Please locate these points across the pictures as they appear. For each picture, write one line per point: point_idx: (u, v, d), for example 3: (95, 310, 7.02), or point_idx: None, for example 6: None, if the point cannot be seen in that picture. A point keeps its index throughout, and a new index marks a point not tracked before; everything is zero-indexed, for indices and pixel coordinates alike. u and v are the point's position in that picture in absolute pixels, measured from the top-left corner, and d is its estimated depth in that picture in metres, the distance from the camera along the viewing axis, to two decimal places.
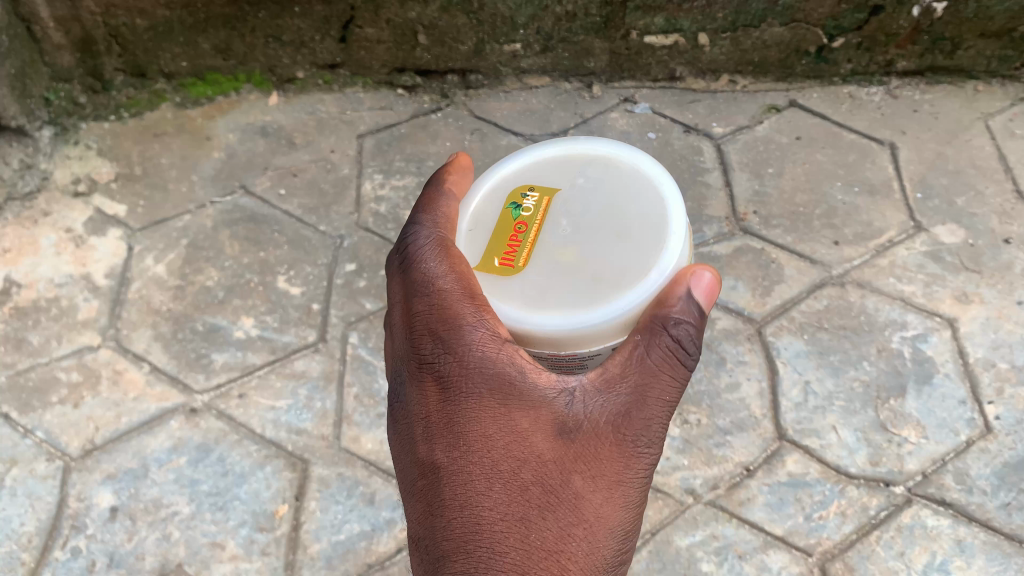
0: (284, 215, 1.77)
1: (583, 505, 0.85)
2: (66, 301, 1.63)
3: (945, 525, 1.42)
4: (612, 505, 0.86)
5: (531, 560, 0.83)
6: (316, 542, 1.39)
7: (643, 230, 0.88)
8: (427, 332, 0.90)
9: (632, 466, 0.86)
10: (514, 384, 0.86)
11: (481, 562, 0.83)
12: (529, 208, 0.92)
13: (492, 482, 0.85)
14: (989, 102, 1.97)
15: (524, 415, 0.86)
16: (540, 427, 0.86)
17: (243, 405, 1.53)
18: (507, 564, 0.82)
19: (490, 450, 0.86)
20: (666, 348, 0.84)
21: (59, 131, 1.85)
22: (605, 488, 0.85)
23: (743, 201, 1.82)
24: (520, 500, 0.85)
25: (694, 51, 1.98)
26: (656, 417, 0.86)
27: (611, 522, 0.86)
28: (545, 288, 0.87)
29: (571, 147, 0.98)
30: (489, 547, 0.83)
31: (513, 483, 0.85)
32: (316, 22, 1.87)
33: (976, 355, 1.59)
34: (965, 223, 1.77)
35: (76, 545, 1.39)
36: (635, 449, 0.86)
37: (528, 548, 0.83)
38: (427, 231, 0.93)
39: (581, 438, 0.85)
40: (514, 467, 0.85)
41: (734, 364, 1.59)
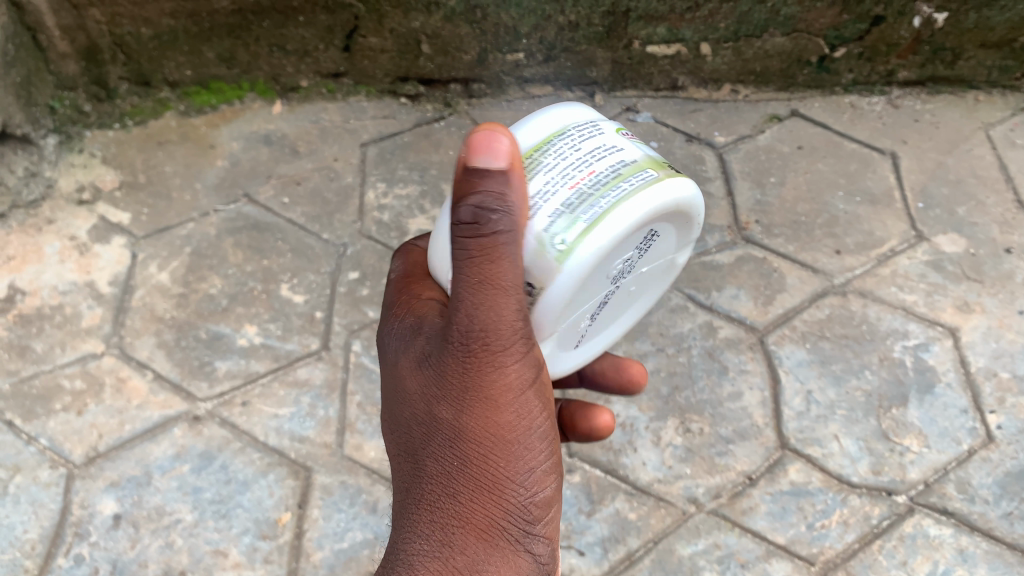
0: (287, 224, 1.77)
1: (454, 424, 0.83)
2: (70, 309, 1.64)
3: (948, 535, 1.42)
4: (483, 416, 0.81)
5: (421, 491, 0.84)
6: (318, 550, 1.39)
7: None
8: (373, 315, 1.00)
9: (485, 371, 0.79)
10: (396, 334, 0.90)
11: (398, 501, 0.88)
12: None
13: (394, 425, 0.90)
14: (989, 112, 1.98)
15: (401, 357, 0.88)
16: (410, 362, 0.86)
17: (246, 413, 1.53)
18: (407, 500, 0.86)
19: (387, 400, 0.90)
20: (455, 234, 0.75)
21: (63, 139, 1.86)
22: (465, 402, 0.81)
23: (745, 210, 1.82)
24: (409, 438, 0.87)
25: (696, 61, 1.99)
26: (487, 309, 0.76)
27: (490, 434, 0.82)
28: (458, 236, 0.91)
29: None
30: (400, 486, 0.88)
31: (404, 421, 0.88)
32: (320, 31, 1.87)
33: (978, 364, 1.59)
34: (966, 233, 1.77)
35: (80, 553, 1.39)
36: (482, 354, 0.78)
37: (421, 478, 0.85)
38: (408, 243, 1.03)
39: (434, 360, 0.83)
40: (399, 408, 0.88)
41: (736, 373, 1.59)
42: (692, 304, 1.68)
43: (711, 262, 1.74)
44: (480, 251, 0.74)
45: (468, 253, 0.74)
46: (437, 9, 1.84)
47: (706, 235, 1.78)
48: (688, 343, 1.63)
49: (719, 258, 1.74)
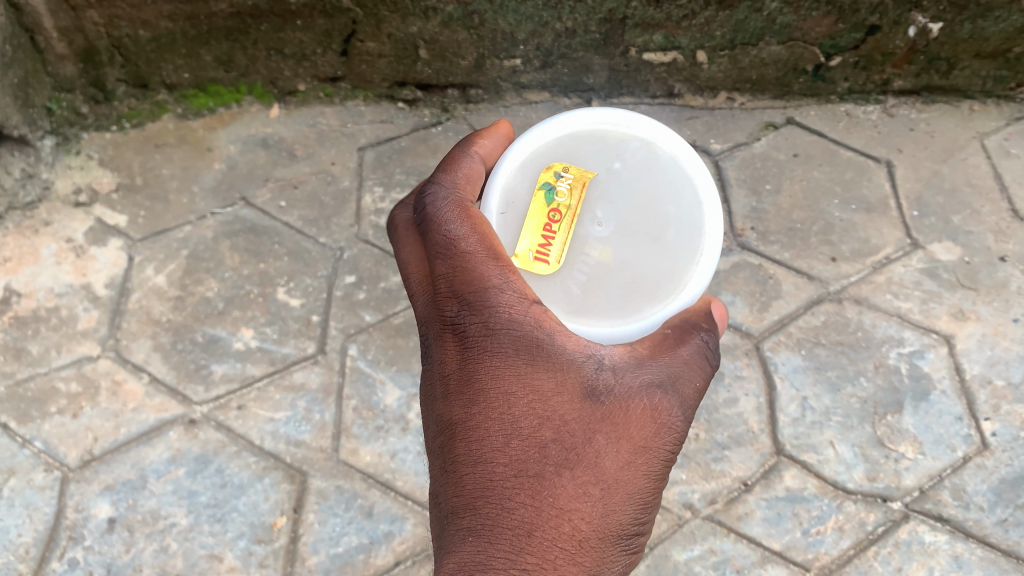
0: (284, 227, 1.77)
1: (602, 466, 0.85)
2: (66, 311, 1.63)
3: (942, 542, 1.42)
4: (634, 470, 0.86)
5: (542, 517, 0.82)
6: (314, 554, 1.39)
7: (675, 234, 0.99)
8: (451, 295, 0.91)
9: (656, 435, 0.87)
10: (541, 348, 0.88)
11: (491, 517, 0.83)
12: (564, 194, 0.99)
13: (509, 439, 0.86)
14: (984, 121, 1.99)
15: (549, 377, 0.88)
16: (565, 388, 0.87)
17: (242, 416, 1.52)
18: (515, 518, 0.82)
19: (513, 409, 0.87)
20: (698, 347, 0.91)
21: (60, 141, 1.86)
22: (626, 450, 0.86)
23: (741, 217, 1.83)
24: (532, 460, 0.85)
25: (692, 69, 2.00)
26: (682, 393, 0.89)
27: (630, 488, 0.86)
28: (585, 295, 0.99)
29: (610, 123, 1.03)
30: (499, 503, 0.83)
31: (532, 439, 0.86)
32: (318, 35, 1.87)
33: (973, 371, 1.60)
34: (961, 241, 1.78)
35: (74, 556, 1.39)
36: (661, 421, 0.87)
37: (539, 504, 0.83)
38: (446, 191, 0.95)
39: (607, 403, 0.87)
40: (536, 425, 0.86)
41: (732, 378, 1.59)
42: None
43: None
44: (706, 363, 0.91)
45: (698, 367, 0.91)
46: (434, 14, 1.84)
47: None
48: None
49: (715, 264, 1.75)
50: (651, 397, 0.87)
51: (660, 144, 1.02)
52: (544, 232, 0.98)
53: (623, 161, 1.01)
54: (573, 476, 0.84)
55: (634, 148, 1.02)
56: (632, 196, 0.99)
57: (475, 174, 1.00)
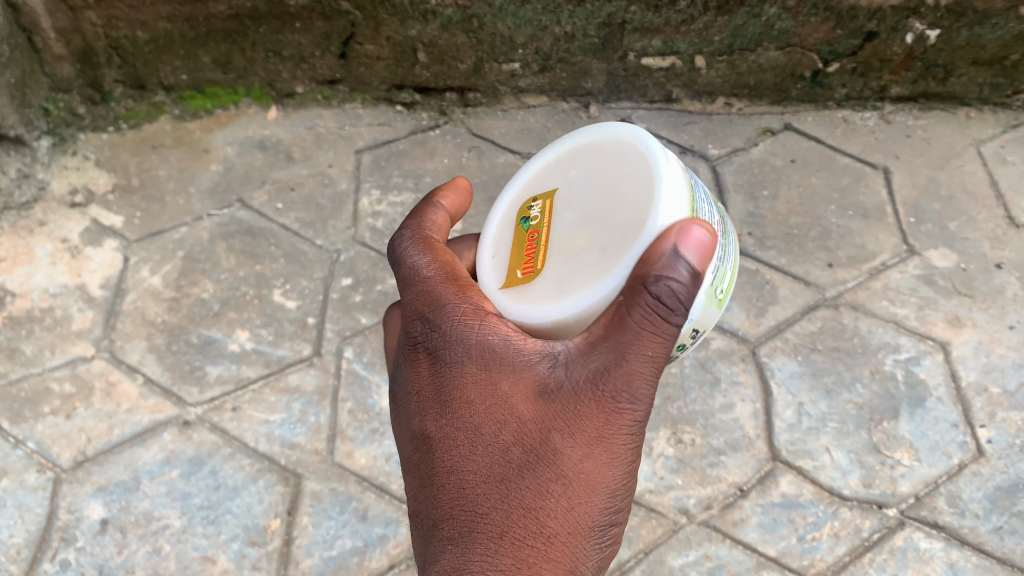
0: (281, 229, 1.77)
1: (563, 463, 0.82)
2: (61, 312, 1.63)
3: (938, 548, 1.42)
4: (596, 461, 0.82)
5: (511, 520, 0.82)
6: (307, 557, 1.38)
7: (631, 190, 0.86)
8: (416, 315, 0.94)
9: (616, 423, 0.81)
10: (494, 351, 0.86)
11: (464, 527, 0.83)
12: (536, 216, 0.94)
13: (474, 446, 0.85)
14: (981, 128, 1.99)
15: (505, 380, 0.85)
16: (520, 389, 0.84)
17: (236, 418, 1.52)
18: (487, 525, 0.82)
19: (475, 416, 0.86)
20: (648, 306, 0.77)
21: (57, 141, 1.85)
22: (585, 443, 0.82)
23: (738, 223, 1.83)
24: (498, 465, 0.84)
25: (690, 74, 2.00)
26: (638, 371, 0.80)
27: (596, 480, 0.82)
28: (565, 284, 0.86)
29: (561, 146, 0.99)
30: (471, 511, 0.83)
31: (494, 445, 0.84)
32: (317, 37, 1.87)
33: (969, 378, 1.60)
34: (957, 248, 1.78)
35: (65, 558, 1.37)
36: (617, 406, 0.81)
37: (507, 508, 0.82)
38: (411, 231, 0.99)
39: (560, 398, 0.82)
40: (496, 429, 0.85)
41: (728, 384, 1.59)
42: None
43: None
44: (664, 322, 0.77)
45: (651, 331, 0.78)
46: (433, 17, 1.84)
47: None
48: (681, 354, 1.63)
49: None
50: (600, 383, 0.80)
51: (604, 135, 0.95)
52: (524, 252, 0.92)
53: (580, 166, 0.94)
54: (535, 477, 0.82)
55: (585, 151, 0.96)
56: (591, 185, 0.91)
57: (442, 222, 1.01)
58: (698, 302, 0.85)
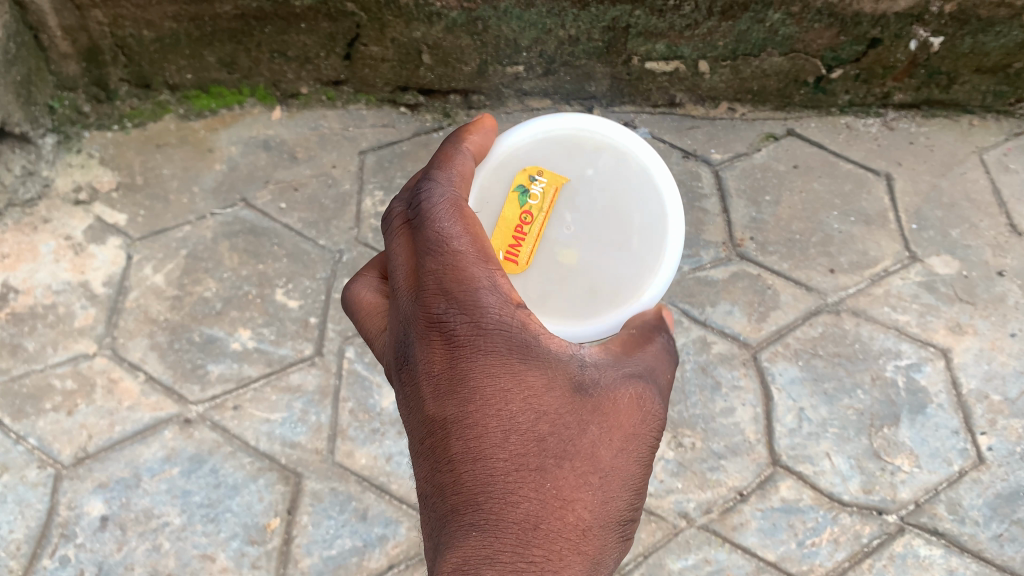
0: (284, 229, 1.77)
1: (599, 455, 0.82)
2: (64, 309, 1.63)
3: (937, 555, 1.42)
4: (627, 457, 0.84)
5: (546, 510, 0.79)
6: (307, 556, 1.39)
7: (639, 240, 1.03)
8: (437, 288, 0.84)
9: (645, 421, 0.85)
10: (530, 341, 0.84)
11: (496, 515, 0.78)
12: (537, 196, 1.01)
13: (506, 434, 0.82)
14: (983, 136, 2.00)
15: (541, 371, 0.84)
16: (556, 382, 0.84)
17: (237, 417, 1.52)
18: (523, 513, 0.78)
19: (506, 404, 0.82)
20: (662, 347, 0.94)
21: (61, 139, 1.86)
22: (618, 438, 0.84)
23: (740, 228, 1.84)
24: (531, 454, 0.81)
25: (694, 78, 2.00)
26: (661, 384, 0.89)
27: (627, 476, 0.84)
28: (547, 292, 1.03)
29: (584, 130, 1.05)
30: (503, 500, 0.79)
31: (529, 434, 0.81)
32: (322, 38, 1.88)
33: (970, 386, 1.60)
34: (959, 255, 1.79)
35: (65, 554, 1.38)
36: (647, 409, 0.86)
37: (542, 498, 0.79)
38: (441, 189, 0.89)
39: (597, 394, 0.84)
40: (531, 419, 0.82)
41: (729, 388, 1.59)
42: (686, 319, 1.68)
43: (705, 278, 1.75)
44: (672, 359, 0.94)
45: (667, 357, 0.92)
46: (438, 20, 1.85)
47: (701, 250, 1.78)
48: (682, 358, 1.63)
49: (714, 274, 1.75)
50: (636, 386, 0.86)
51: (634, 155, 1.04)
52: (516, 234, 1.01)
53: (594, 171, 1.03)
54: (571, 466, 0.81)
55: (602, 155, 1.04)
56: (599, 202, 1.03)
57: (468, 172, 0.95)
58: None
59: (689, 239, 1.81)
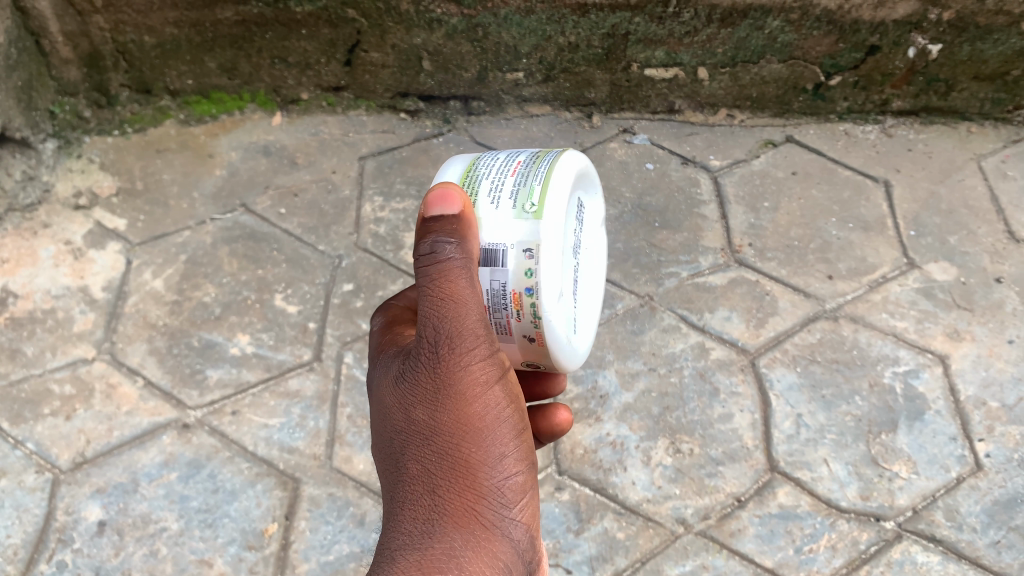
0: (283, 234, 1.78)
1: (423, 425, 0.85)
2: (63, 313, 1.63)
3: (935, 562, 1.41)
4: (449, 407, 0.84)
5: (401, 497, 0.84)
6: (304, 562, 1.37)
7: None
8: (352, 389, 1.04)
9: (444, 368, 0.84)
10: (374, 376, 0.94)
11: (378, 524, 0.85)
12: None
13: (372, 455, 0.91)
14: (982, 143, 2.01)
15: (375, 392, 0.92)
16: (385, 388, 0.90)
17: (235, 422, 1.52)
18: (388, 511, 0.84)
19: (371, 435, 0.92)
20: (423, 264, 0.85)
21: (62, 144, 1.86)
22: (432, 398, 0.85)
23: (739, 234, 1.84)
24: (387, 456, 0.88)
25: (693, 85, 2.01)
26: (440, 314, 0.83)
27: (459, 423, 0.84)
28: None
29: None
30: (381, 509, 0.86)
31: (382, 445, 0.89)
32: (322, 45, 1.89)
33: (967, 392, 1.60)
34: (957, 262, 1.79)
35: (62, 559, 1.36)
36: (439, 352, 0.84)
37: (398, 489, 0.85)
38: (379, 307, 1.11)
39: (405, 376, 0.87)
40: (380, 431, 0.90)
41: (727, 395, 1.60)
42: (683, 325, 1.69)
43: (704, 284, 1.75)
44: (436, 266, 0.84)
45: (430, 278, 0.84)
46: (439, 26, 1.85)
47: (700, 257, 1.80)
48: (680, 363, 1.63)
49: (712, 280, 1.76)
50: (420, 345, 0.85)
51: None
52: None
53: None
54: (410, 449, 0.85)
55: None
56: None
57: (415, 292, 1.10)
58: (506, 227, 0.91)
59: (687, 245, 1.82)
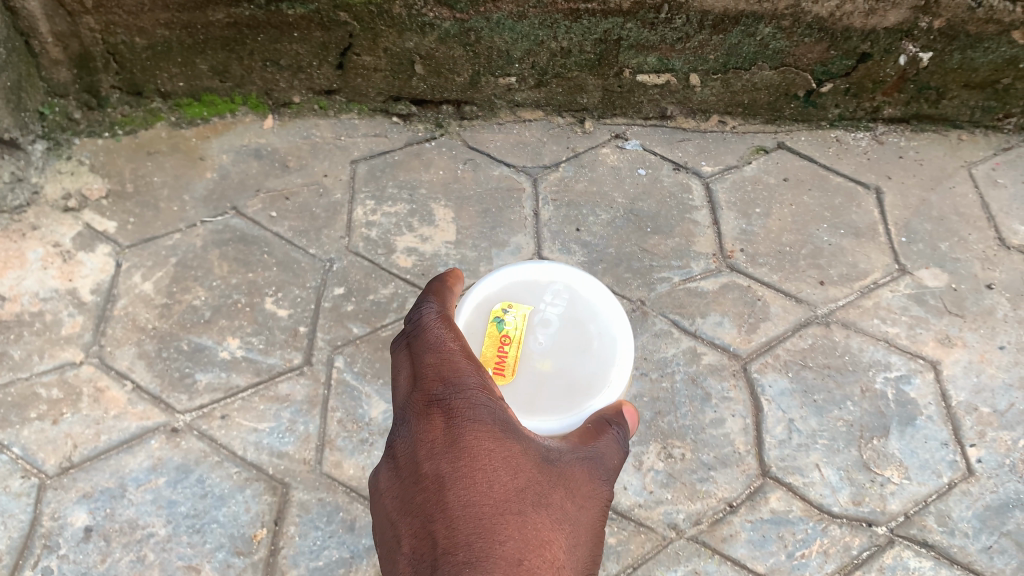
0: (274, 238, 1.77)
1: (568, 513, 0.76)
2: (50, 316, 1.61)
3: (927, 567, 1.41)
4: (591, 522, 0.78)
5: (531, 548, 0.67)
6: (294, 567, 1.36)
7: (599, 340, 1.19)
8: (434, 378, 0.86)
9: (599, 499, 0.82)
10: (509, 422, 0.83)
11: (484, 549, 0.65)
12: (511, 324, 1.18)
13: (492, 481, 0.73)
14: (971, 151, 2.02)
15: (518, 443, 0.80)
16: (533, 455, 0.80)
17: (224, 426, 1.50)
18: (516, 551, 0.65)
19: (492, 460, 0.76)
20: (614, 438, 0.94)
21: (51, 146, 1.84)
22: (585, 505, 0.79)
23: (730, 239, 1.84)
24: (510, 500, 0.72)
25: (685, 91, 2.02)
26: (612, 472, 0.88)
27: (589, 539, 0.77)
28: (535, 397, 1.13)
29: (537, 268, 1.26)
30: (489, 536, 0.67)
31: (513, 484, 0.74)
32: (315, 48, 1.88)
33: (959, 398, 1.60)
34: (948, 268, 1.80)
35: (47, 565, 1.34)
36: (601, 487, 0.84)
37: (527, 536, 0.68)
38: (434, 307, 0.99)
39: (563, 467, 0.82)
40: (514, 472, 0.76)
41: (719, 400, 1.59)
42: (675, 330, 1.68)
43: (695, 289, 1.75)
44: (621, 451, 0.94)
45: (615, 455, 0.91)
46: (431, 30, 1.85)
47: (691, 261, 1.80)
48: (672, 368, 1.63)
49: (703, 285, 1.76)
50: (593, 468, 0.85)
51: (564, 273, 1.25)
52: (497, 352, 1.16)
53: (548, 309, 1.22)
54: (549, 513, 0.73)
55: (559, 287, 1.24)
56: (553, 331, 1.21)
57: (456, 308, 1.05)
58: None
59: (679, 250, 1.82)
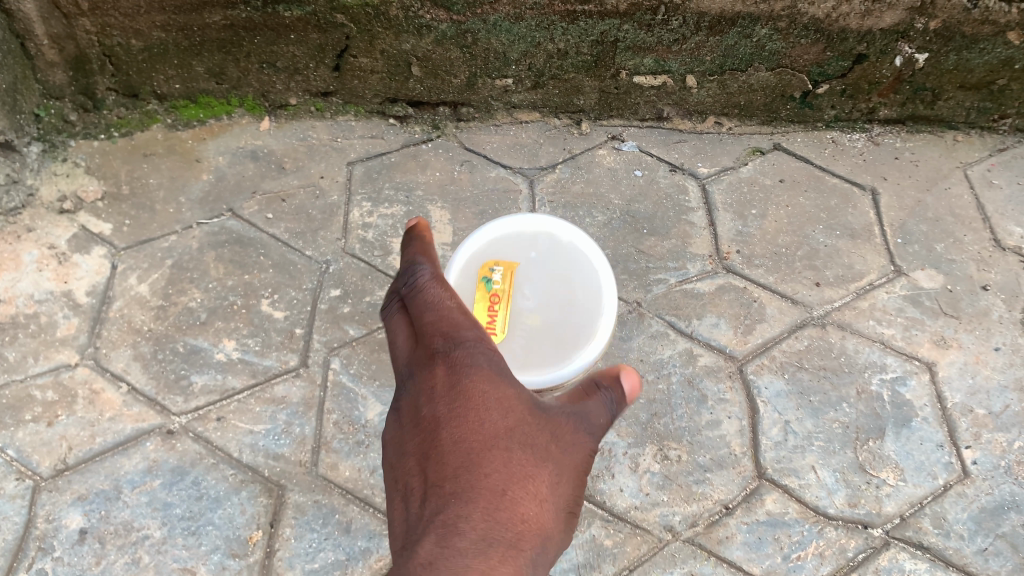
0: (270, 240, 1.77)
1: (549, 450, 0.90)
2: (46, 318, 1.61)
3: (922, 569, 1.41)
4: (570, 462, 0.91)
5: (512, 481, 0.82)
6: (289, 569, 1.36)
7: (583, 293, 1.31)
8: (436, 334, 1.01)
9: (577, 445, 0.93)
10: (500, 371, 0.96)
11: (471, 483, 0.80)
12: (499, 282, 1.29)
13: (484, 414, 0.88)
14: (967, 152, 2.03)
15: (507, 388, 0.93)
16: (520, 404, 0.93)
17: (220, 428, 1.50)
18: (498, 476, 0.81)
19: (484, 402, 0.90)
20: (603, 401, 1.00)
21: (47, 148, 1.84)
22: (565, 454, 0.91)
23: (726, 241, 1.85)
24: (496, 435, 0.86)
25: (682, 92, 2.02)
26: (594, 425, 0.97)
27: (564, 481, 0.89)
28: (529, 350, 1.28)
29: (521, 224, 1.38)
30: (478, 470, 0.81)
31: (502, 419, 0.89)
32: (311, 49, 1.88)
33: (954, 400, 1.60)
34: (943, 269, 1.80)
35: (42, 568, 1.34)
36: (580, 438, 0.94)
37: (509, 467, 0.83)
38: (425, 269, 1.14)
39: (546, 421, 0.92)
40: (503, 414, 0.89)
41: (715, 401, 1.59)
42: (671, 332, 1.69)
43: (692, 290, 1.75)
44: (608, 412, 1.00)
45: (604, 410, 0.99)
46: (428, 32, 1.85)
47: (687, 263, 1.80)
48: (668, 370, 1.63)
49: (700, 287, 1.76)
50: (576, 421, 0.96)
51: (546, 233, 1.37)
52: (489, 310, 1.28)
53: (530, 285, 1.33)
54: (530, 456, 0.86)
55: (541, 243, 1.37)
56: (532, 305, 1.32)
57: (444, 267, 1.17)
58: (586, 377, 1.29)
59: (675, 251, 1.82)
